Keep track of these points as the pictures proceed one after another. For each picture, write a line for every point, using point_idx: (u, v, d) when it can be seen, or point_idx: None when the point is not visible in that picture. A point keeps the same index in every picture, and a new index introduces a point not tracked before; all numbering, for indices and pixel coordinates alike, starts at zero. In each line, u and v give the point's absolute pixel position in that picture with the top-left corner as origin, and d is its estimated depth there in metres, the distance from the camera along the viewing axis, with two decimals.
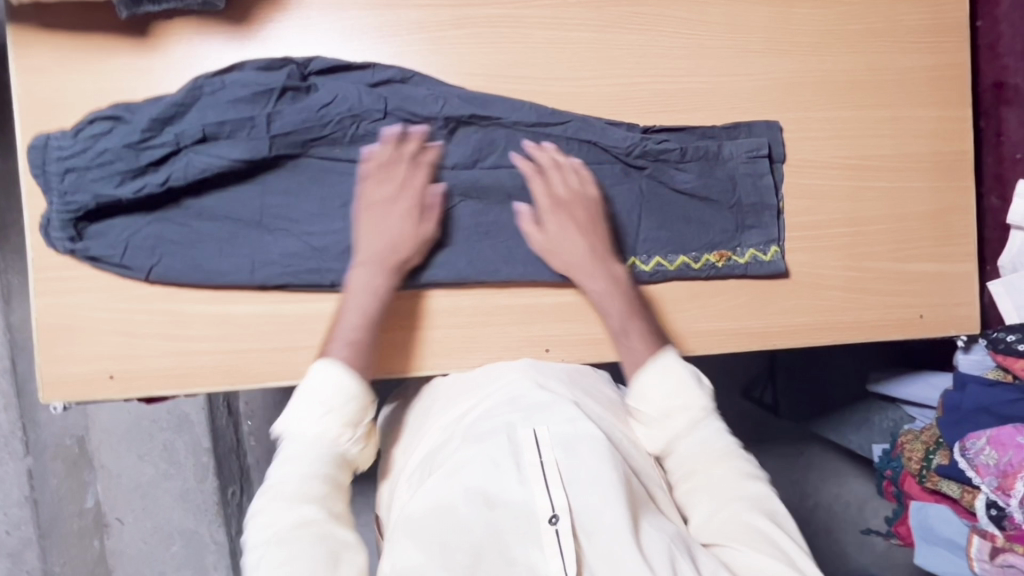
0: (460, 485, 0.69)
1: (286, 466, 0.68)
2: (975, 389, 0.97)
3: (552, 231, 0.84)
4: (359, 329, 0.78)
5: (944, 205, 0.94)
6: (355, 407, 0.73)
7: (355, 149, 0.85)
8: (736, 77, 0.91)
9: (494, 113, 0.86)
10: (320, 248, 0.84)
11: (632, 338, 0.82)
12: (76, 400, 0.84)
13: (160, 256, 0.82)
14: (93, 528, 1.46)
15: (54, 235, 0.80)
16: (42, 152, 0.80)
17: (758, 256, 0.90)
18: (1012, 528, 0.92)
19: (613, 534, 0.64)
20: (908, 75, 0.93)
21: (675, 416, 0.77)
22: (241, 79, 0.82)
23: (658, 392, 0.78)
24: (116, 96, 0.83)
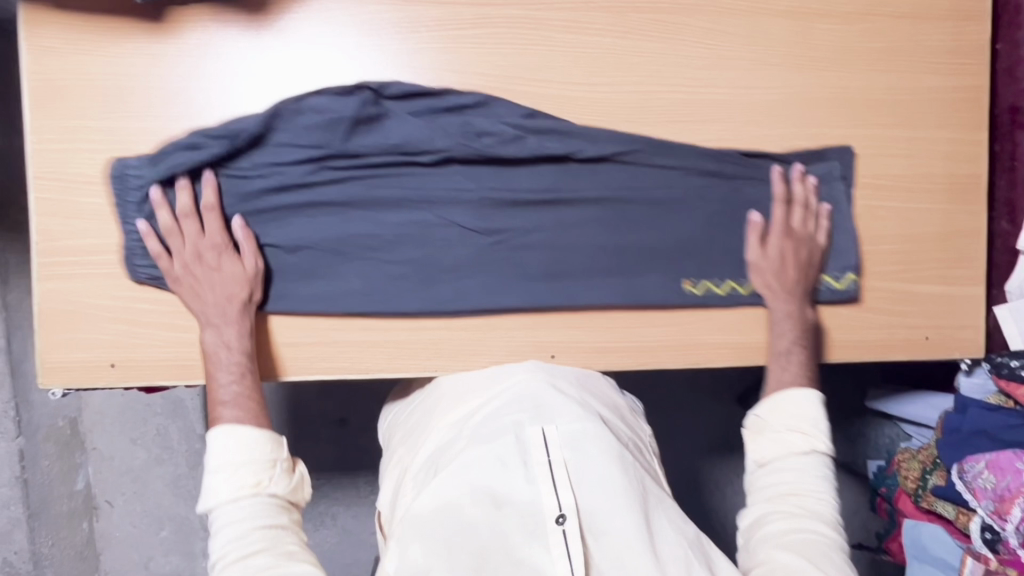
0: (467, 482, 0.69)
1: (221, 538, 0.72)
2: (976, 412, 0.97)
3: (770, 254, 0.89)
4: (244, 389, 0.79)
5: (955, 228, 0.94)
6: (267, 450, 0.77)
7: (430, 178, 0.85)
8: (754, 89, 0.90)
9: (567, 148, 0.86)
10: (399, 275, 0.85)
11: (792, 363, 0.87)
12: (75, 387, 0.83)
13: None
14: (83, 511, 1.46)
15: (137, 263, 0.81)
16: (121, 181, 0.81)
17: (830, 284, 0.91)
18: (1007, 552, 0.91)
19: (622, 536, 0.67)
20: (926, 95, 0.93)
21: (793, 436, 0.84)
22: (317, 105, 0.81)
23: (789, 410, 0.85)
24: (128, 80, 0.82)
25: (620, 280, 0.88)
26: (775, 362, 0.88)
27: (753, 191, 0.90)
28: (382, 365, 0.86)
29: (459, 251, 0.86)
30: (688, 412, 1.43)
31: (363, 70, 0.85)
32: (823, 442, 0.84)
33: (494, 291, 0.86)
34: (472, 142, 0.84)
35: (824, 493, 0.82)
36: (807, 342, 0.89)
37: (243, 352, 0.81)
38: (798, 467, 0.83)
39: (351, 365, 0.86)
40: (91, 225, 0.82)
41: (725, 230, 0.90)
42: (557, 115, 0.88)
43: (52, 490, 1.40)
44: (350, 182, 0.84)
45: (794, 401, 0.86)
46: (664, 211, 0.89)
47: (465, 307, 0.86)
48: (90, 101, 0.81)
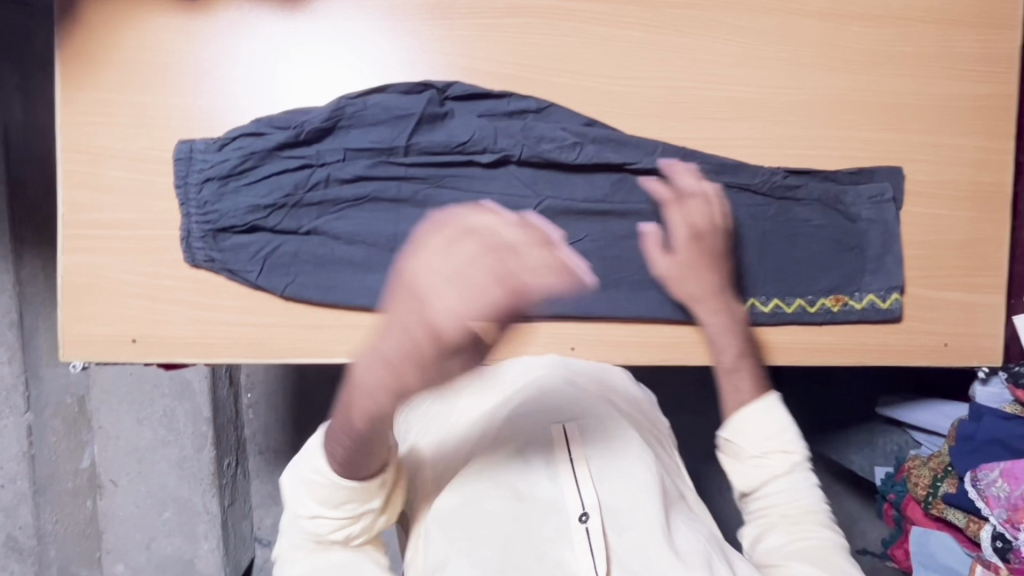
0: (490, 479, 0.68)
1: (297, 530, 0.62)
2: (990, 420, 0.97)
3: (679, 266, 0.80)
4: (345, 443, 0.55)
5: (979, 236, 0.94)
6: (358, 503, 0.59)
7: (489, 179, 0.86)
8: (782, 89, 0.90)
9: (626, 155, 0.87)
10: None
11: (742, 380, 0.71)
12: (95, 360, 0.83)
13: (294, 275, 0.83)
14: (87, 489, 1.46)
15: (194, 246, 0.81)
16: (187, 164, 0.81)
17: (876, 302, 0.91)
18: (1017, 561, 0.91)
19: (647, 532, 0.64)
20: (954, 102, 0.93)
21: (773, 458, 0.67)
22: (384, 101, 0.83)
23: (756, 429, 0.67)
24: (160, 55, 0.82)
25: (666, 289, 0.89)
26: (724, 382, 0.71)
27: (806, 204, 0.91)
28: None
29: None
30: (695, 412, 1.43)
31: (401, 58, 0.85)
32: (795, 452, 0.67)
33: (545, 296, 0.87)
34: (534, 148, 0.85)
35: (816, 511, 0.66)
36: (743, 348, 0.74)
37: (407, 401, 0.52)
38: (782, 489, 0.67)
39: (371, 350, 0.86)
40: (118, 199, 0.82)
41: (749, 228, 0.89)
42: (585, 107, 0.88)
43: (58, 467, 1.41)
44: (413, 179, 0.84)
45: (753, 412, 0.68)
46: None
47: None
48: (121, 75, 0.81)
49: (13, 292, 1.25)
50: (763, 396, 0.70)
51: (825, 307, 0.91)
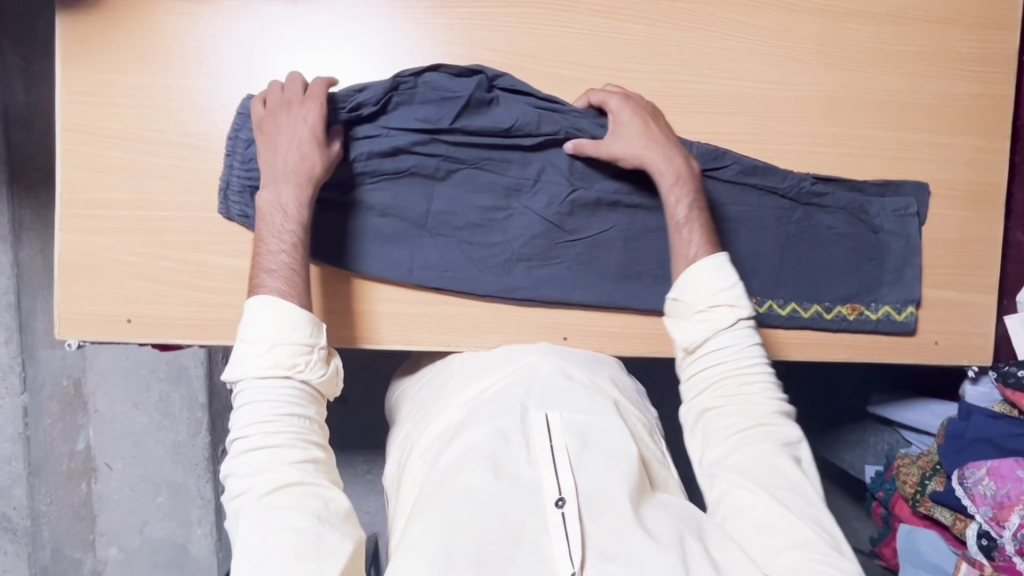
0: (474, 457, 0.73)
1: (244, 419, 0.71)
2: (979, 419, 0.97)
3: (619, 129, 0.84)
4: (289, 261, 0.76)
5: (972, 235, 0.94)
6: (307, 333, 0.74)
7: (525, 164, 0.86)
8: (781, 85, 0.91)
9: None
10: (478, 258, 0.86)
11: (693, 232, 0.83)
12: (90, 339, 0.83)
13: (320, 243, 0.83)
14: (82, 471, 1.47)
15: (231, 199, 0.82)
16: (245, 119, 0.82)
17: (892, 314, 0.92)
18: (1002, 559, 0.92)
19: (618, 517, 0.69)
20: (951, 102, 0.93)
21: (718, 312, 0.81)
22: (433, 82, 0.83)
23: (705, 283, 0.81)
24: (162, 36, 0.82)
25: None
26: (678, 236, 0.83)
27: (831, 212, 0.91)
28: (396, 338, 0.87)
29: (537, 238, 0.87)
30: None
31: (401, 44, 0.86)
32: (746, 324, 0.82)
33: (567, 284, 0.87)
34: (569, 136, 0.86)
35: (760, 415, 0.79)
36: (702, 207, 0.84)
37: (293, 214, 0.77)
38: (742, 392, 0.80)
39: (366, 336, 0.87)
40: (117, 179, 0.82)
41: (771, 231, 0.90)
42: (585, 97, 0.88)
43: (53, 449, 1.42)
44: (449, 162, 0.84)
45: (703, 269, 0.81)
46: (744, 225, 0.89)
47: (536, 297, 0.87)
48: (124, 56, 0.82)
49: (12, 275, 1.26)
50: (710, 251, 0.83)
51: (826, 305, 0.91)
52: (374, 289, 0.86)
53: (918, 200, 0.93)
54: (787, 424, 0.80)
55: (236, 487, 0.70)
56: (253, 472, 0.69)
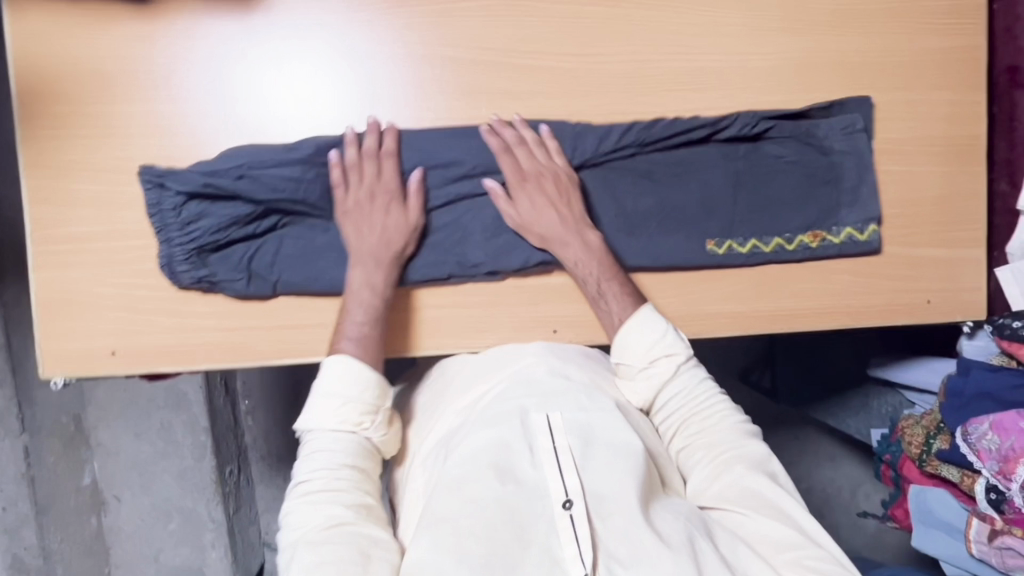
0: (473, 462, 0.73)
1: (312, 464, 0.74)
2: (979, 374, 0.96)
3: (524, 207, 0.84)
4: (365, 328, 0.80)
5: (956, 190, 0.94)
6: (375, 395, 0.78)
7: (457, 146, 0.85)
8: (751, 56, 0.89)
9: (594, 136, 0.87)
10: (435, 244, 0.85)
11: (610, 303, 0.85)
12: (77, 376, 0.83)
13: (281, 270, 0.82)
14: (90, 506, 1.47)
15: (179, 270, 0.81)
16: (158, 193, 0.80)
17: (854, 235, 0.90)
18: (1012, 512, 0.92)
19: (628, 516, 0.69)
20: (925, 57, 0.92)
21: (658, 366, 0.83)
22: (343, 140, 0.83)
23: (637, 344, 0.83)
24: (116, 62, 0.81)
25: (641, 237, 0.88)
26: (596, 308, 0.86)
27: (778, 141, 0.90)
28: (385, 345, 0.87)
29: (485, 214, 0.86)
30: None
31: (361, 49, 0.84)
32: (681, 353, 0.83)
33: (526, 251, 0.86)
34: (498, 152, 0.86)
35: (722, 447, 0.79)
36: (611, 270, 0.84)
37: (356, 292, 0.81)
38: (701, 433, 0.81)
39: None
40: (87, 212, 0.81)
41: (718, 168, 0.89)
42: (552, 86, 0.87)
43: (60, 485, 1.41)
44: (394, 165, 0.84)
45: (631, 335, 0.82)
46: (687, 168, 0.89)
47: (499, 270, 0.86)
48: (79, 86, 0.80)
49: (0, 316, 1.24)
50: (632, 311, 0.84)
51: (803, 245, 0.90)
52: None
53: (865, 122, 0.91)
54: (756, 442, 0.80)
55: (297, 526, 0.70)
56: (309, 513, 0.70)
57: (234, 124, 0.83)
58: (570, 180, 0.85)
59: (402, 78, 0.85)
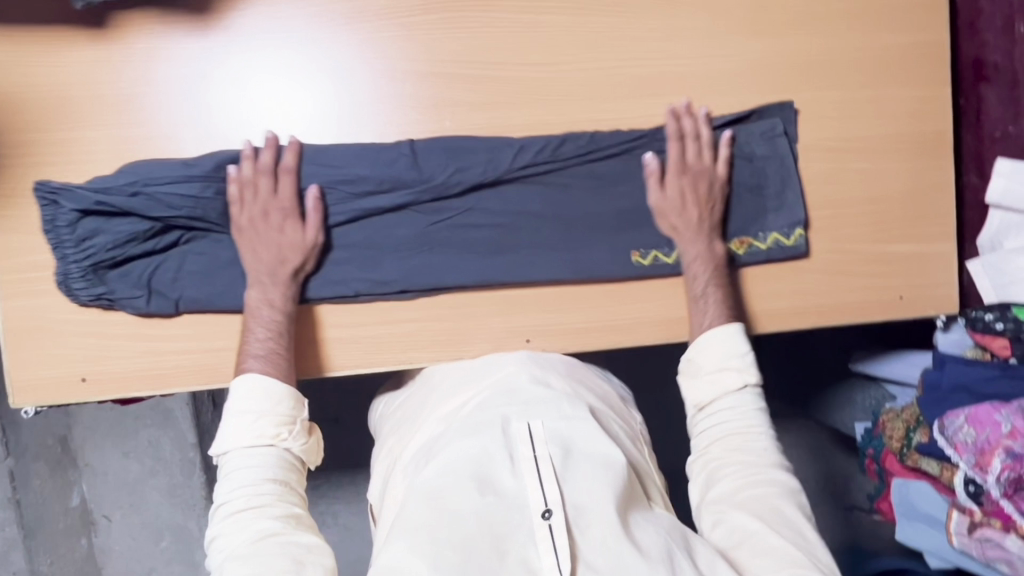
0: (455, 475, 0.72)
1: (231, 484, 0.74)
2: (954, 367, 0.97)
3: (672, 197, 0.87)
4: (271, 345, 0.80)
5: (924, 185, 0.94)
6: (289, 406, 0.78)
7: (363, 162, 0.83)
8: (713, 58, 0.89)
9: (507, 151, 0.86)
10: (346, 261, 0.84)
11: (709, 304, 0.87)
12: (48, 404, 0.82)
13: (182, 288, 0.82)
14: (80, 527, 1.45)
15: (76, 288, 0.80)
16: (52, 208, 0.79)
17: (780, 241, 0.90)
18: (990, 504, 0.90)
19: (608, 526, 0.69)
20: (887, 54, 0.92)
21: (727, 374, 0.84)
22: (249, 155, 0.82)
23: (716, 350, 0.84)
24: (76, 87, 0.80)
25: (563, 251, 0.88)
26: (693, 308, 0.87)
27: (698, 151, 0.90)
28: (358, 361, 0.86)
29: (398, 232, 0.85)
30: None
31: (323, 65, 0.84)
32: (752, 376, 0.84)
33: (440, 271, 0.86)
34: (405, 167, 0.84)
35: (758, 466, 0.79)
36: (718, 277, 0.87)
37: (259, 310, 0.81)
38: (737, 445, 0.81)
39: (327, 363, 0.86)
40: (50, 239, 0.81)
41: (643, 182, 0.89)
42: (515, 96, 0.87)
43: (47, 509, 1.42)
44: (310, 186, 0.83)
45: (713, 339, 0.85)
46: (605, 180, 0.89)
47: (410, 289, 0.85)
48: (38, 112, 0.80)
49: None
50: (722, 320, 0.86)
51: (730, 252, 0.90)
52: (327, 316, 0.86)
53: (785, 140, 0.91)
54: (787, 474, 0.80)
55: (224, 549, 0.70)
56: (235, 533, 0.71)
57: (198, 144, 0.83)
58: (721, 189, 0.88)
59: (371, 91, 0.85)
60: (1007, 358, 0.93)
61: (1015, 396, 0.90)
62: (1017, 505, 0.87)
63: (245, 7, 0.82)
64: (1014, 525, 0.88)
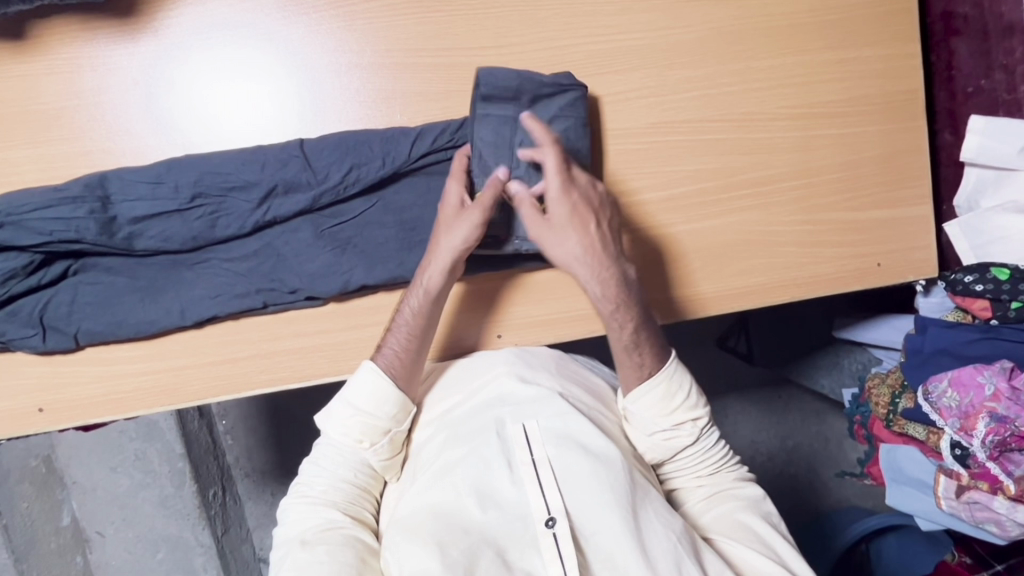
0: (453, 488, 0.69)
1: (315, 471, 0.77)
2: (936, 331, 0.95)
3: (560, 216, 0.77)
4: (401, 339, 0.78)
5: (897, 147, 0.91)
6: (392, 412, 0.77)
7: (250, 166, 0.78)
8: (672, 29, 0.86)
9: (406, 141, 0.80)
10: (246, 271, 0.80)
11: (645, 353, 0.78)
12: (8, 436, 0.81)
13: (78, 321, 0.78)
14: (74, 545, 1.42)
15: None
16: None
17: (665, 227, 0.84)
18: (977, 466, 0.89)
19: (617, 537, 0.66)
20: (853, 12, 0.89)
21: (678, 430, 0.78)
22: (129, 174, 0.77)
23: (659, 404, 0.78)
24: (3, 106, 0.77)
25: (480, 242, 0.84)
26: (626, 361, 0.79)
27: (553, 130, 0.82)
28: (325, 370, 0.84)
29: (300, 237, 0.81)
30: None
31: (263, 63, 0.80)
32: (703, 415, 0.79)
33: (346, 270, 0.81)
34: (297, 168, 0.79)
35: (726, 486, 0.79)
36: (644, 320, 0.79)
37: (412, 306, 0.79)
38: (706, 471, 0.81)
39: (293, 374, 0.83)
40: None
41: None
42: (468, 83, 0.83)
43: (37, 530, 1.35)
44: (200, 199, 0.78)
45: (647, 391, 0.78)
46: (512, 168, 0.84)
47: (318, 296, 0.81)
48: None
49: None
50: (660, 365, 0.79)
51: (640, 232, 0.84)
52: (290, 326, 0.83)
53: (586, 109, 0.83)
54: (752, 487, 0.79)
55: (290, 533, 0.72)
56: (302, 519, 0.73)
57: (136, 156, 0.79)
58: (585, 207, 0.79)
59: (320, 87, 0.81)
60: (988, 319, 0.91)
61: (997, 358, 0.89)
62: (1004, 466, 0.86)
63: (180, 8, 0.78)
64: (1001, 486, 0.87)
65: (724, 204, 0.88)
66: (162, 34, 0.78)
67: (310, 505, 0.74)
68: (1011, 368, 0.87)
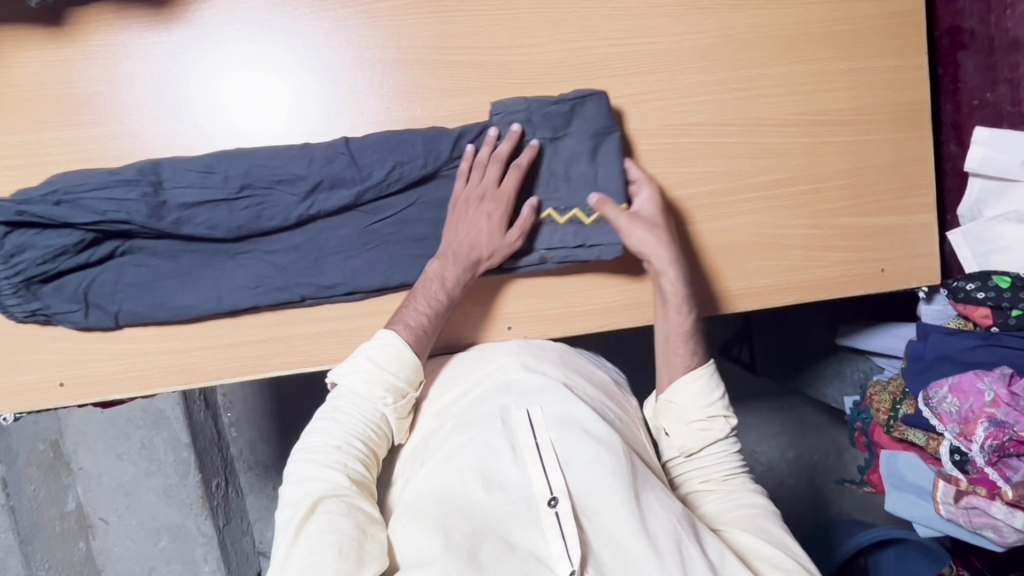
0: (458, 469, 0.71)
1: (316, 435, 0.74)
2: (937, 337, 0.96)
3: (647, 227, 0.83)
4: (419, 321, 0.80)
5: (902, 155, 0.93)
6: (406, 377, 0.78)
7: (273, 163, 0.80)
8: (687, 35, 0.88)
9: (443, 140, 0.83)
10: (265, 259, 0.83)
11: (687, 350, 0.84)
12: (28, 410, 0.83)
13: (121, 300, 0.81)
14: (77, 530, 1.43)
15: (10, 304, 0.78)
16: None
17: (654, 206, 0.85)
18: (976, 472, 0.90)
19: (619, 518, 0.67)
20: (861, 24, 0.91)
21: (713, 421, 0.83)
22: (180, 163, 0.79)
23: (697, 393, 0.83)
24: (37, 88, 0.80)
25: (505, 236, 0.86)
26: (672, 351, 0.84)
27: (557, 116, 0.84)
28: (338, 355, 0.86)
29: (320, 226, 0.84)
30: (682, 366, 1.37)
31: (286, 57, 0.83)
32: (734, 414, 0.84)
33: (365, 270, 0.84)
34: (341, 165, 0.81)
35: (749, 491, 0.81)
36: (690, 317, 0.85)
37: (435, 296, 0.81)
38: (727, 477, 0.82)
39: (308, 358, 0.85)
40: None
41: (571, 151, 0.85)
42: (486, 81, 0.86)
43: (41, 514, 1.36)
44: (247, 192, 0.80)
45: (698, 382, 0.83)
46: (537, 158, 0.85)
47: (356, 289, 0.84)
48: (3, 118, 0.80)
49: None
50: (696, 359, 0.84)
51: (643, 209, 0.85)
52: (307, 311, 0.85)
53: (604, 116, 0.85)
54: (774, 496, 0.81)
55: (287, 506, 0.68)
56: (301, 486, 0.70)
57: (164, 144, 0.82)
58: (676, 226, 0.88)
59: (343, 81, 0.84)
60: (989, 327, 0.93)
61: (998, 364, 0.90)
62: (1003, 472, 0.87)
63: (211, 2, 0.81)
64: (999, 491, 0.88)
65: (732, 206, 0.91)
66: (193, 26, 0.81)
67: (310, 467, 0.71)
68: (1011, 374, 0.89)
